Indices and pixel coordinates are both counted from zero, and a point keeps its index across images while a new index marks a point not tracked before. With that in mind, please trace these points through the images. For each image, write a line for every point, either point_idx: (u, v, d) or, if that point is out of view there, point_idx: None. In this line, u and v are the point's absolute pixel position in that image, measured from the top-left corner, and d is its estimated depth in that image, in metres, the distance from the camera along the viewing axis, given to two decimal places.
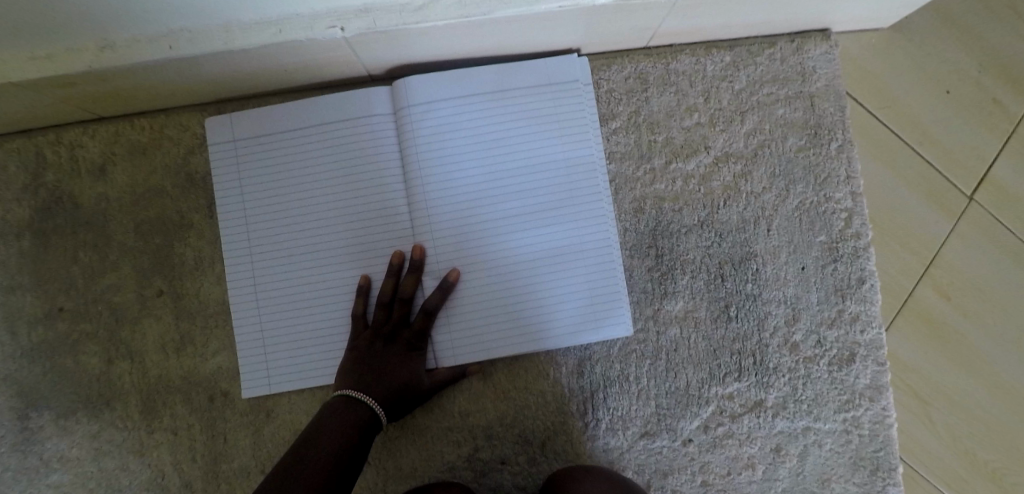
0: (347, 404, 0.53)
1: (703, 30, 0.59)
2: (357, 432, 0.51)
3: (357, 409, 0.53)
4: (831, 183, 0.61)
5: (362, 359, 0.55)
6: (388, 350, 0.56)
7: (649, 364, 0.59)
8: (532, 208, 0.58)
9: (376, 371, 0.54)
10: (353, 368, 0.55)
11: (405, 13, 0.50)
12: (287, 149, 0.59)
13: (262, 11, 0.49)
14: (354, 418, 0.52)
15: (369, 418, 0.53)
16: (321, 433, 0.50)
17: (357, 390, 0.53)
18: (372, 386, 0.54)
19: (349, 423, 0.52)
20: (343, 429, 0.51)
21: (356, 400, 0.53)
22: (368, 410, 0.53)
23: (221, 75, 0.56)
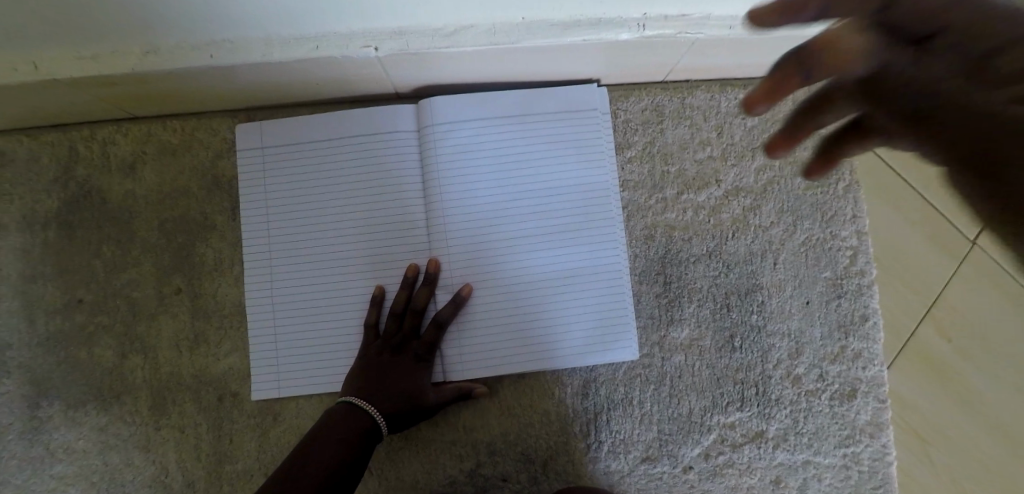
0: (348, 414, 0.54)
1: (719, 68, 0.62)
2: (355, 442, 0.53)
3: (357, 419, 0.54)
4: (838, 221, 0.62)
5: (370, 367, 0.56)
6: (396, 361, 0.57)
7: (652, 389, 0.60)
8: (547, 229, 0.60)
9: (381, 382, 0.56)
10: (360, 377, 0.56)
11: (437, 37, 0.53)
12: (312, 159, 0.61)
13: (301, 27, 0.51)
14: (353, 427, 0.53)
15: (368, 428, 0.54)
16: (319, 442, 0.52)
17: (359, 399, 0.55)
18: (376, 397, 0.55)
19: (348, 434, 0.53)
20: (341, 438, 0.52)
21: (357, 410, 0.54)
22: (368, 420, 0.54)
23: (255, 84, 0.58)
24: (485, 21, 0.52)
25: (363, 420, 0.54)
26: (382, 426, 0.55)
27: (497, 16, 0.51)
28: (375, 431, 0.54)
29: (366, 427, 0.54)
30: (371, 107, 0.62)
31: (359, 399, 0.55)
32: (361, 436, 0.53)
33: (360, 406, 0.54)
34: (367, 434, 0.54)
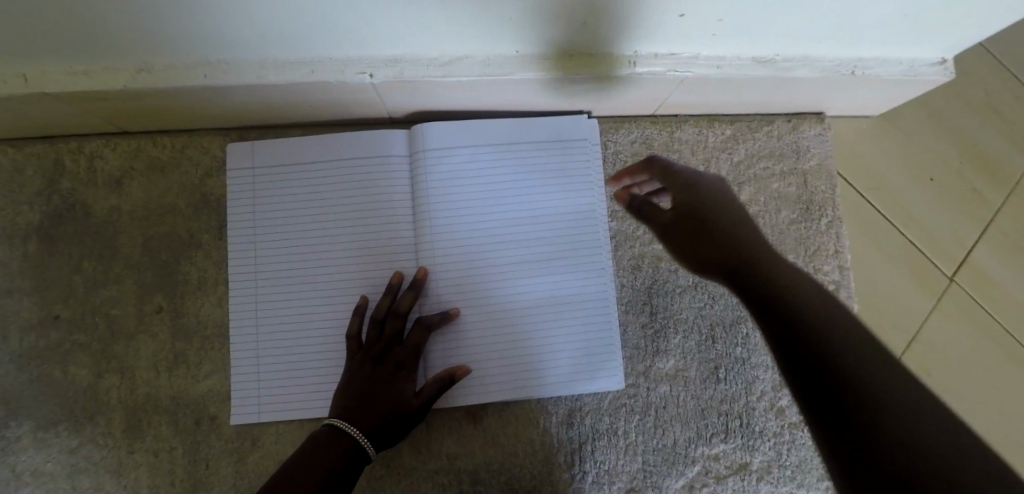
0: (327, 440, 0.52)
1: (706, 104, 0.63)
2: (335, 471, 0.51)
3: (336, 447, 0.52)
4: (820, 256, 0.64)
5: (352, 382, 0.55)
6: (379, 372, 0.55)
7: (637, 419, 0.60)
8: (534, 256, 0.60)
9: (364, 400, 0.54)
10: (343, 395, 0.54)
11: (432, 66, 0.54)
12: (302, 180, 0.61)
13: (297, 51, 0.51)
14: (332, 456, 0.51)
15: (349, 453, 0.52)
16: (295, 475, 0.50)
17: (340, 421, 0.53)
18: (358, 416, 0.53)
19: (325, 464, 0.51)
20: (318, 469, 0.51)
21: (337, 436, 0.52)
22: (349, 445, 0.52)
23: (248, 105, 0.58)
24: (479, 52, 0.53)
25: (342, 446, 0.52)
26: (366, 448, 0.52)
27: (491, 48, 0.53)
28: (358, 455, 0.52)
29: (346, 453, 0.52)
30: (363, 130, 0.63)
31: (340, 422, 0.53)
32: (342, 464, 0.51)
33: (340, 430, 0.52)
34: (349, 459, 0.52)
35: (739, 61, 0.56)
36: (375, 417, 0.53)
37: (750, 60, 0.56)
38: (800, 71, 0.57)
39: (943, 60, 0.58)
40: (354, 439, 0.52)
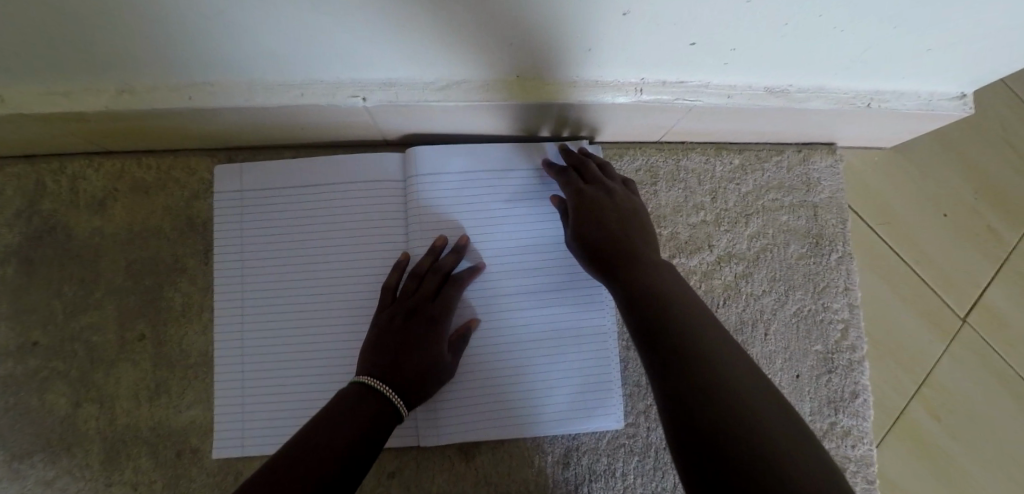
0: (362, 397, 0.48)
1: (715, 133, 0.61)
2: (370, 430, 0.47)
3: (371, 406, 0.48)
4: (829, 292, 0.61)
5: (386, 338, 0.51)
6: (414, 329, 0.52)
7: (636, 461, 0.57)
8: (530, 286, 0.58)
9: (396, 355, 0.51)
10: (375, 351, 0.51)
11: (427, 91, 0.51)
12: (292, 203, 0.59)
13: (287, 74, 0.49)
14: (367, 415, 0.48)
15: (385, 411, 0.49)
16: (328, 431, 0.46)
17: (373, 378, 0.49)
18: (392, 373, 0.50)
19: (361, 422, 0.47)
20: (352, 427, 0.47)
21: (372, 394, 0.49)
22: (386, 403, 0.49)
23: (237, 126, 0.56)
24: (478, 77, 0.51)
25: (378, 407, 0.48)
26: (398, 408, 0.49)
27: (490, 73, 0.50)
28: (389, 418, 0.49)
29: (381, 411, 0.48)
30: (356, 153, 0.60)
31: (376, 378, 0.50)
32: (377, 423, 0.48)
33: (377, 387, 0.49)
34: (384, 418, 0.48)
35: (752, 91, 0.54)
36: (409, 378, 0.51)
37: (762, 90, 0.54)
38: (814, 103, 0.55)
39: (962, 94, 0.55)
40: (388, 399, 0.49)
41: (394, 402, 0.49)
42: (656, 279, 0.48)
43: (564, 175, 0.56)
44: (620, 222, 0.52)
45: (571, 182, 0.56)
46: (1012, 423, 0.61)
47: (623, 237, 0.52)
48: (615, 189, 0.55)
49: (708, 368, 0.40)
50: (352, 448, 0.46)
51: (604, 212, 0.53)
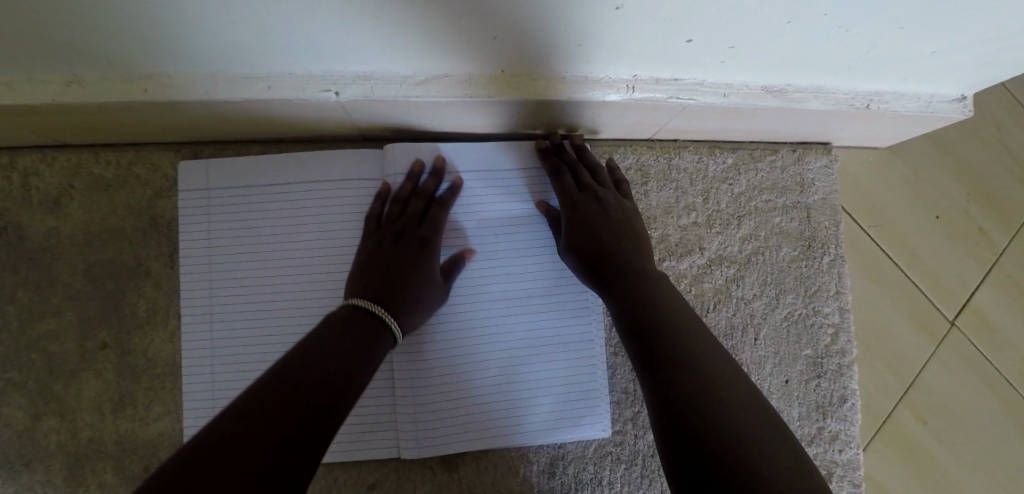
0: (302, 366, 0.41)
1: (709, 132, 0.59)
2: (319, 397, 0.40)
3: (317, 372, 0.41)
4: (820, 296, 0.60)
5: (377, 260, 0.50)
6: (404, 251, 0.51)
7: (623, 468, 0.56)
8: (516, 291, 0.55)
9: (385, 279, 0.49)
10: (365, 275, 0.49)
11: (405, 86, 0.48)
12: (263, 204, 0.56)
13: (252, 67, 0.45)
14: (312, 380, 0.41)
15: (335, 378, 0.42)
16: (265, 402, 0.38)
17: (366, 300, 0.48)
18: (386, 295, 0.49)
19: (304, 388, 0.40)
20: (296, 395, 0.39)
21: (315, 361, 0.42)
22: (333, 370, 0.42)
23: (201, 120, 0.52)
24: (459, 71, 0.47)
25: (324, 373, 0.41)
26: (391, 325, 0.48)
27: (472, 67, 0.47)
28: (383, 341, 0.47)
29: (328, 378, 0.41)
30: (331, 150, 0.57)
31: (318, 348, 0.43)
32: (326, 390, 0.41)
33: (323, 354, 0.43)
34: (335, 385, 0.41)
35: (749, 90, 0.51)
36: (402, 300, 0.49)
37: (760, 89, 0.51)
38: (812, 103, 0.52)
39: (962, 96, 0.53)
40: (381, 321, 0.47)
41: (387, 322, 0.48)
42: (659, 285, 0.48)
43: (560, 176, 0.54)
44: (620, 227, 0.52)
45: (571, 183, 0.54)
46: (994, 427, 0.62)
47: (625, 243, 0.51)
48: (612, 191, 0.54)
49: (696, 371, 0.41)
50: (300, 417, 0.38)
51: (606, 217, 0.52)
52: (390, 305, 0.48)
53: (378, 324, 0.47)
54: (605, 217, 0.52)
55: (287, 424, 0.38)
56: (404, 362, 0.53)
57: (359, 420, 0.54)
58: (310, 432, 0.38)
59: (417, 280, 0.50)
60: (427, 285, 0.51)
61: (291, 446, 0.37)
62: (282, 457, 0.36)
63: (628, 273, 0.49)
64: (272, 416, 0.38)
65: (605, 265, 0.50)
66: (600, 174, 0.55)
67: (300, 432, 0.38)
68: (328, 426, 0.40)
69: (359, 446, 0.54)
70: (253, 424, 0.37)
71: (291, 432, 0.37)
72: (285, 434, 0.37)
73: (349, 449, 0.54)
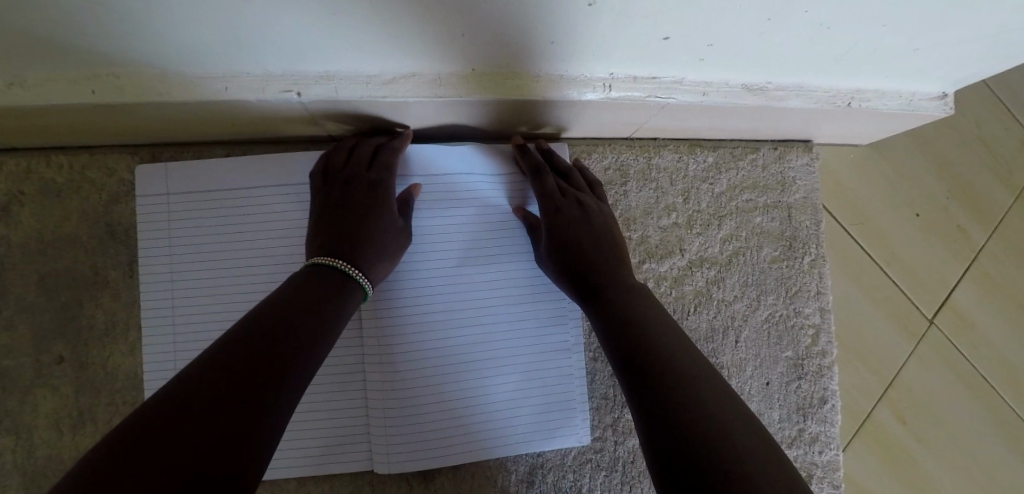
0: (230, 352, 0.37)
1: (689, 131, 0.57)
2: (252, 384, 0.35)
3: (248, 358, 0.37)
4: (801, 296, 0.59)
5: (331, 213, 0.48)
6: (355, 202, 0.49)
7: (603, 475, 0.55)
8: (494, 301, 0.54)
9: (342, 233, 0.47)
10: (320, 234, 0.47)
11: (370, 86, 0.45)
12: (226, 209, 0.54)
13: (205, 67, 0.42)
14: (243, 366, 0.36)
15: (270, 361, 0.37)
16: (187, 396, 0.34)
17: (324, 258, 0.46)
18: (345, 245, 0.47)
19: (233, 375, 0.35)
20: (224, 385, 0.35)
21: (245, 346, 0.37)
22: (268, 352, 0.37)
23: (155, 122, 0.49)
24: (427, 70, 0.45)
25: (256, 357, 0.37)
26: (356, 275, 0.46)
27: (440, 66, 0.44)
28: (348, 292, 0.45)
29: (262, 363, 0.37)
30: (297, 152, 0.55)
31: (248, 331, 0.38)
32: (261, 375, 0.36)
33: (257, 333, 0.38)
34: (271, 369, 0.37)
35: (729, 89, 0.49)
36: (363, 247, 0.47)
37: (739, 87, 0.49)
38: (793, 101, 0.50)
39: (944, 94, 0.52)
40: (342, 271, 0.45)
41: (351, 273, 0.46)
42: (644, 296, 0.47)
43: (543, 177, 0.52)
44: (603, 236, 0.50)
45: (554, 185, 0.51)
46: (971, 424, 0.62)
47: (609, 253, 0.50)
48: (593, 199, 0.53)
49: (680, 375, 0.39)
50: (231, 408, 0.34)
51: (589, 225, 0.50)
52: (351, 253, 0.46)
53: (338, 277, 0.45)
54: (588, 225, 0.50)
55: (217, 418, 0.33)
56: (378, 375, 0.52)
57: (331, 433, 0.52)
58: (245, 422, 0.34)
59: (376, 223, 0.48)
60: (389, 229, 0.49)
61: (223, 442, 0.33)
62: (212, 456, 0.32)
63: (613, 283, 0.48)
64: (197, 411, 0.33)
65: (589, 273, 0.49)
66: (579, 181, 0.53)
67: (233, 425, 0.33)
68: (267, 413, 0.35)
69: (331, 460, 0.52)
70: (175, 421, 0.32)
71: (222, 425, 0.33)
72: (215, 429, 0.33)
73: (321, 463, 0.52)
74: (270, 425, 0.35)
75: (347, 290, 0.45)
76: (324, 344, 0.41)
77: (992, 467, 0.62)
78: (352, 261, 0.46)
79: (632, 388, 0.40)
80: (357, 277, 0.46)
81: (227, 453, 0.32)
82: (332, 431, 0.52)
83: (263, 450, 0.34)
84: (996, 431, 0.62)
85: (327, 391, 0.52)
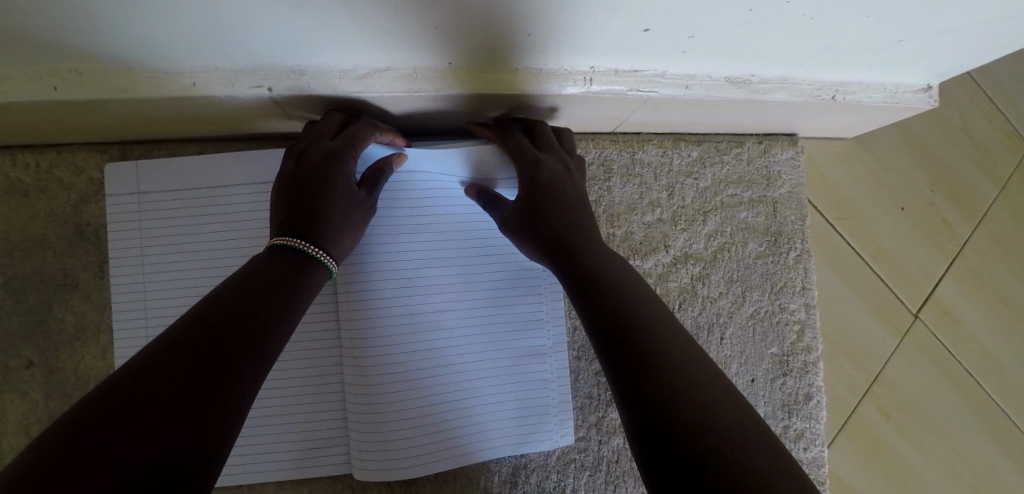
0: (181, 344, 0.35)
1: (674, 125, 0.56)
2: (206, 377, 0.34)
3: (200, 350, 0.35)
4: (786, 292, 0.59)
5: (291, 185, 0.45)
6: (314, 177, 0.45)
7: (587, 475, 0.55)
8: (472, 302, 0.53)
9: (300, 211, 0.44)
10: (280, 208, 0.45)
11: (343, 81, 0.44)
12: (199, 207, 0.52)
13: (169, 62, 0.41)
14: (194, 359, 0.34)
15: (224, 352, 0.35)
16: (134, 392, 0.32)
17: (282, 238, 0.43)
18: (303, 222, 0.44)
19: (185, 361, 0.34)
20: (174, 380, 0.33)
21: (200, 330, 0.36)
22: (221, 344, 0.36)
23: (122, 119, 0.47)
24: (402, 64, 0.43)
25: (209, 349, 0.35)
26: (313, 254, 0.44)
27: (415, 61, 0.42)
28: (307, 273, 0.43)
29: (214, 354, 0.35)
30: (270, 149, 0.53)
31: (199, 322, 0.36)
32: (215, 367, 0.35)
33: (218, 314, 0.37)
34: (225, 360, 0.35)
35: (711, 82, 0.48)
36: (324, 225, 0.44)
37: (722, 80, 0.48)
38: (776, 94, 0.50)
39: (928, 86, 0.52)
40: (301, 250, 0.43)
41: (310, 252, 0.44)
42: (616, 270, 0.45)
43: (513, 135, 0.49)
44: (576, 207, 0.48)
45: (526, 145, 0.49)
46: (955, 418, 0.62)
47: (581, 224, 0.47)
48: (571, 166, 0.50)
49: (676, 374, 0.36)
50: (181, 392, 0.33)
51: (561, 193, 0.48)
52: (311, 232, 0.44)
53: (296, 257, 0.43)
54: (560, 193, 0.48)
55: (168, 415, 0.32)
56: (355, 380, 0.50)
57: (309, 436, 0.51)
58: (199, 418, 0.32)
59: (336, 198, 0.45)
60: (353, 206, 0.46)
61: (176, 438, 0.31)
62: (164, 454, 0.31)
63: (585, 253, 0.45)
64: (146, 407, 0.32)
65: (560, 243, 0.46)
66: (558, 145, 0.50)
67: (186, 422, 0.32)
68: (224, 403, 0.34)
69: (310, 464, 0.51)
70: (122, 419, 0.31)
71: (172, 422, 0.32)
72: (166, 426, 0.31)
73: (300, 467, 0.51)
74: (226, 419, 0.34)
75: (305, 270, 0.43)
76: (284, 333, 0.40)
77: (976, 462, 0.62)
78: (312, 240, 0.44)
79: (612, 366, 0.38)
80: (318, 255, 0.44)
81: (180, 451, 0.31)
82: (311, 434, 0.51)
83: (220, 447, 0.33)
84: (980, 425, 0.62)
85: (306, 394, 0.51)
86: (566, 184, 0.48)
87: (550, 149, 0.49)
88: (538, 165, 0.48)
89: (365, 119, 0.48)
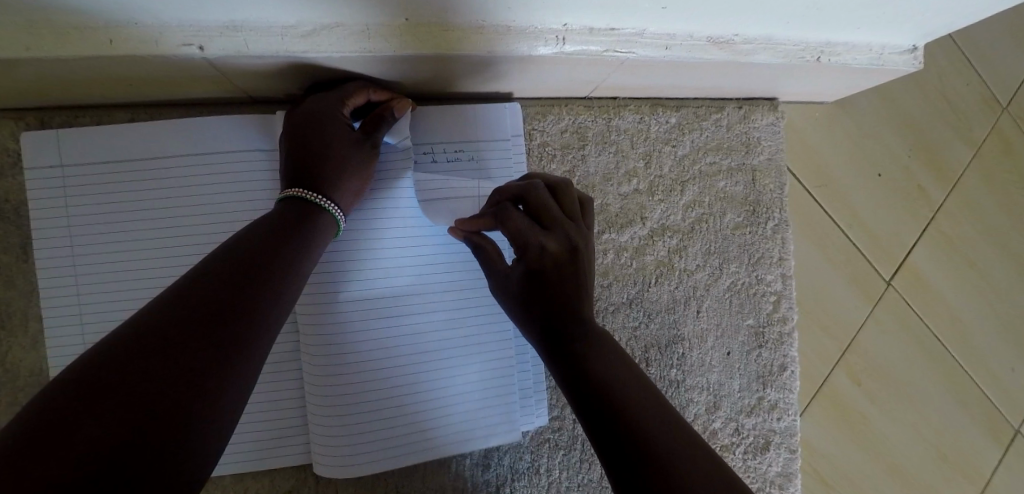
0: (163, 318, 0.30)
1: (652, 89, 0.53)
2: (185, 356, 0.29)
3: (184, 326, 0.30)
4: (763, 264, 0.58)
5: (288, 140, 0.43)
6: (305, 132, 0.42)
7: (562, 454, 0.54)
8: (443, 294, 0.50)
9: (294, 164, 0.42)
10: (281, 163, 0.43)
11: (285, 40, 0.38)
12: (133, 181, 0.47)
13: (76, 14, 0.35)
14: (170, 339, 0.30)
15: (205, 330, 0.31)
16: (108, 370, 0.28)
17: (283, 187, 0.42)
18: (300, 171, 0.42)
19: (160, 347, 0.29)
20: (153, 360, 0.29)
21: (181, 309, 0.31)
22: (202, 324, 0.31)
23: (31, 82, 0.41)
24: (354, 19, 0.38)
25: (194, 322, 0.31)
26: (305, 196, 0.41)
27: (369, 15, 0.37)
28: (313, 220, 0.41)
29: (192, 337, 0.30)
30: (211, 116, 0.48)
31: (182, 299, 0.32)
32: (197, 344, 0.30)
33: (200, 292, 0.32)
34: (206, 342, 0.30)
35: (693, 42, 0.44)
36: (318, 169, 0.42)
37: (704, 40, 0.45)
38: (761, 56, 0.46)
39: (914, 47, 0.49)
40: (303, 199, 0.41)
41: (314, 200, 0.41)
42: (610, 360, 0.41)
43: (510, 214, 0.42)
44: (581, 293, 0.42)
45: (525, 225, 0.42)
46: (923, 383, 0.62)
47: (578, 311, 0.42)
48: (577, 243, 0.42)
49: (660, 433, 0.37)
50: (155, 383, 0.28)
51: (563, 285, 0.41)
52: (306, 178, 0.42)
53: (303, 209, 0.41)
54: (564, 280, 0.41)
55: (141, 399, 0.27)
56: (315, 383, 0.47)
57: (270, 422, 0.48)
58: (177, 406, 0.28)
59: (330, 146, 0.43)
60: (347, 149, 0.43)
61: (146, 433, 0.27)
62: (140, 443, 0.27)
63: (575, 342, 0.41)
64: (116, 389, 0.27)
65: (544, 325, 0.42)
66: (560, 212, 0.43)
67: (163, 404, 0.28)
68: (201, 396, 0.29)
69: (269, 455, 0.49)
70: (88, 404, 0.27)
71: (142, 414, 0.27)
72: (135, 414, 0.27)
73: (261, 456, 0.49)
74: (210, 404, 0.29)
75: (310, 219, 0.41)
76: (277, 308, 0.35)
77: (940, 426, 0.63)
78: (313, 185, 0.42)
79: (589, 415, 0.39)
80: (323, 203, 0.42)
81: (155, 440, 0.27)
82: (270, 422, 0.48)
83: (204, 438, 0.29)
84: (943, 390, 0.63)
85: (264, 381, 0.48)
86: (569, 273, 0.41)
87: (553, 225, 0.42)
88: (538, 254, 0.41)
89: (360, 80, 0.44)
